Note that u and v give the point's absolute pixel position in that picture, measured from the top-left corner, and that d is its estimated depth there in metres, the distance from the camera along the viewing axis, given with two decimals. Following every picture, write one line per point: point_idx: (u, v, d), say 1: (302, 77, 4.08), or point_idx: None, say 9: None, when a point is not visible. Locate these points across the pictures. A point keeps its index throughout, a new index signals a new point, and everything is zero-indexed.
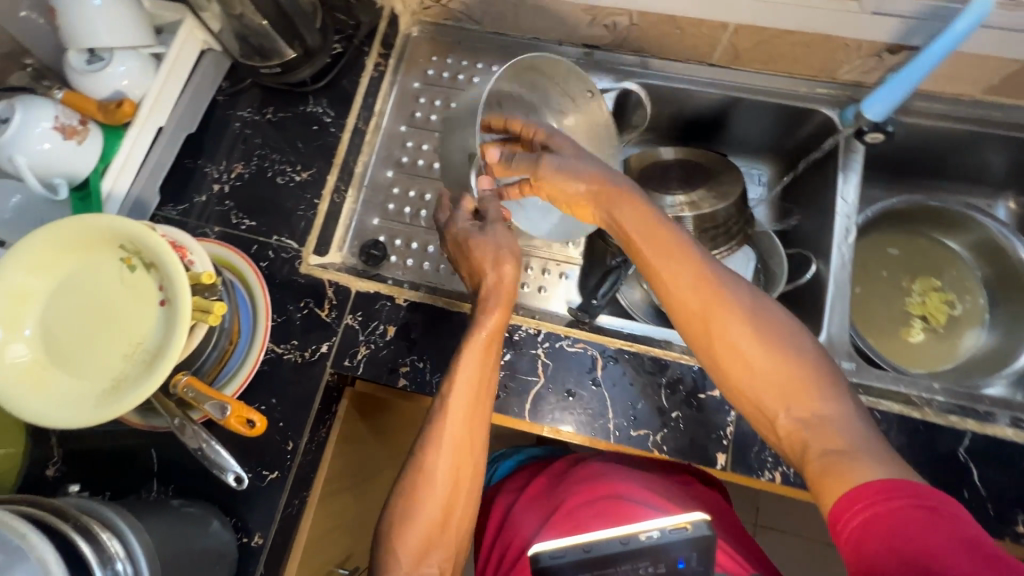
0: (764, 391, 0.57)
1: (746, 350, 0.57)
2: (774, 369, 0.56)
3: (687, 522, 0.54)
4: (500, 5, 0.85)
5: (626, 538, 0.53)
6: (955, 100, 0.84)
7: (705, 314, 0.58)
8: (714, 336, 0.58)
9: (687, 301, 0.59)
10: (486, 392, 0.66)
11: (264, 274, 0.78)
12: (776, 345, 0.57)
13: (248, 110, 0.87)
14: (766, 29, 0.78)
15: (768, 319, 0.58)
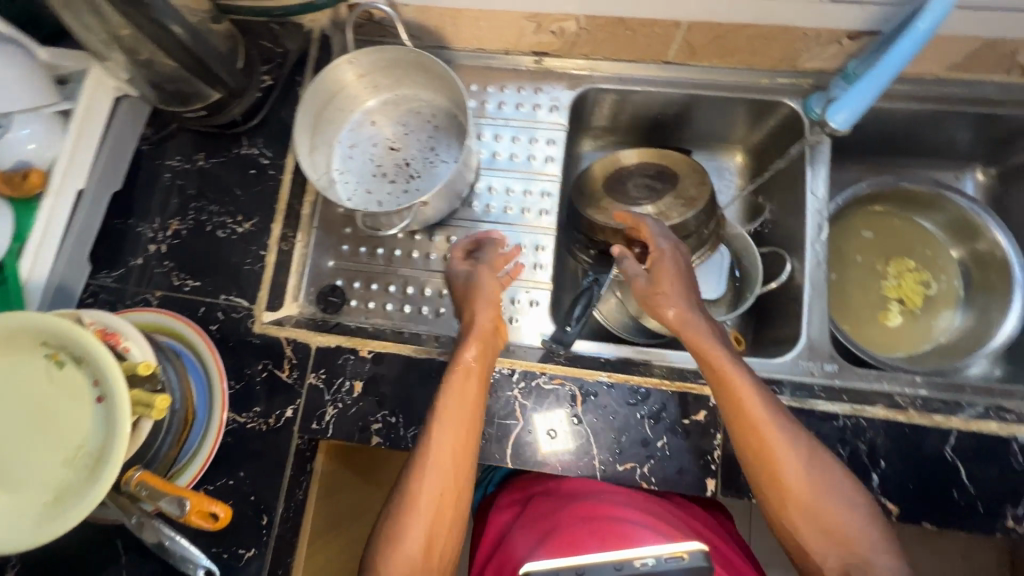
0: (811, 525, 0.59)
1: (804, 484, 0.59)
2: (823, 507, 0.58)
3: (684, 552, 0.55)
4: (438, 19, 0.79)
5: (620, 563, 0.55)
6: (919, 80, 0.81)
7: (770, 439, 0.60)
8: (773, 466, 0.60)
9: (755, 423, 0.60)
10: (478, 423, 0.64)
11: (216, 338, 0.73)
12: (831, 485, 0.59)
13: (177, 158, 0.80)
14: (719, 24, 0.74)
15: (820, 458, 0.60)
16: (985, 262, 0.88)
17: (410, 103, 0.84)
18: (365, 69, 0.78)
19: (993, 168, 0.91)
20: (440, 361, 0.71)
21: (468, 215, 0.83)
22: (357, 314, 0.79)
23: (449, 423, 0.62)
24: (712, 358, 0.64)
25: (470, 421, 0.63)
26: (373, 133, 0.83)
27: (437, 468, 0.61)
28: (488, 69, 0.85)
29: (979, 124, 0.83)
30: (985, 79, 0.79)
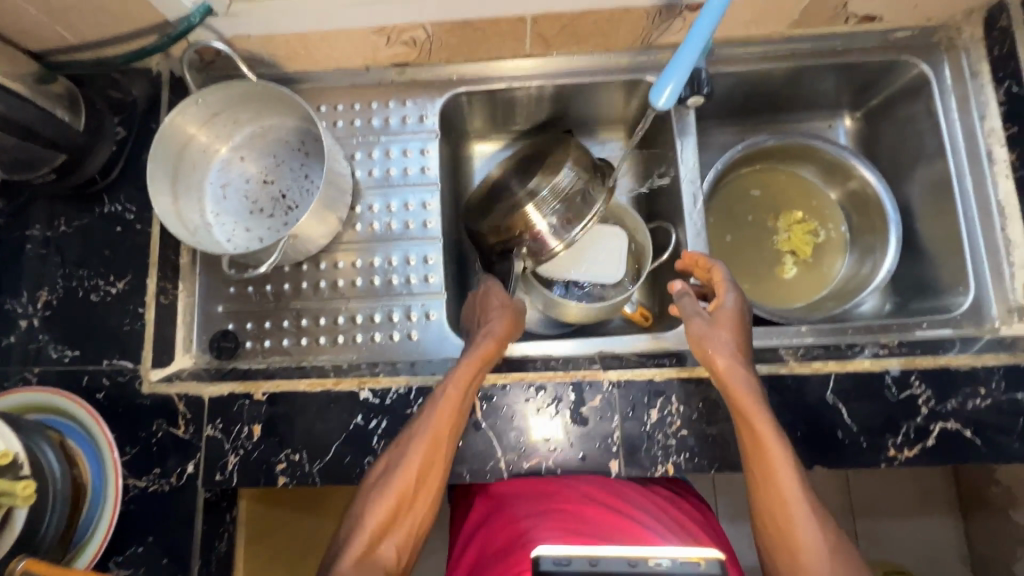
0: None
1: (817, 555, 0.54)
2: None
3: (700, 556, 0.44)
4: (285, 45, 0.77)
5: (634, 559, 0.43)
6: (769, 41, 0.83)
7: (786, 497, 0.56)
8: (786, 527, 0.56)
9: (776, 480, 0.57)
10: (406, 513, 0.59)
11: (104, 405, 0.71)
12: (852, 567, 0.54)
13: (36, 226, 0.76)
14: (563, 14, 0.74)
15: (840, 533, 0.55)
16: (862, 204, 0.92)
17: (276, 133, 0.82)
18: (216, 108, 0.76)
19: (860, 112, 0.94)
20: (336, 391, 0.70)
21: (355, 238, 0.82)
22: (254, 355, 0.78)
23: (423, 454, 0.60)
24: (754, 413, 0.59)
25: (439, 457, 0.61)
26: (245, 169, 0.81)
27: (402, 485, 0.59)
28: (353, 87, 0.84)
29: (833, 73, 0.86)
30: (829, 31, 0.81)
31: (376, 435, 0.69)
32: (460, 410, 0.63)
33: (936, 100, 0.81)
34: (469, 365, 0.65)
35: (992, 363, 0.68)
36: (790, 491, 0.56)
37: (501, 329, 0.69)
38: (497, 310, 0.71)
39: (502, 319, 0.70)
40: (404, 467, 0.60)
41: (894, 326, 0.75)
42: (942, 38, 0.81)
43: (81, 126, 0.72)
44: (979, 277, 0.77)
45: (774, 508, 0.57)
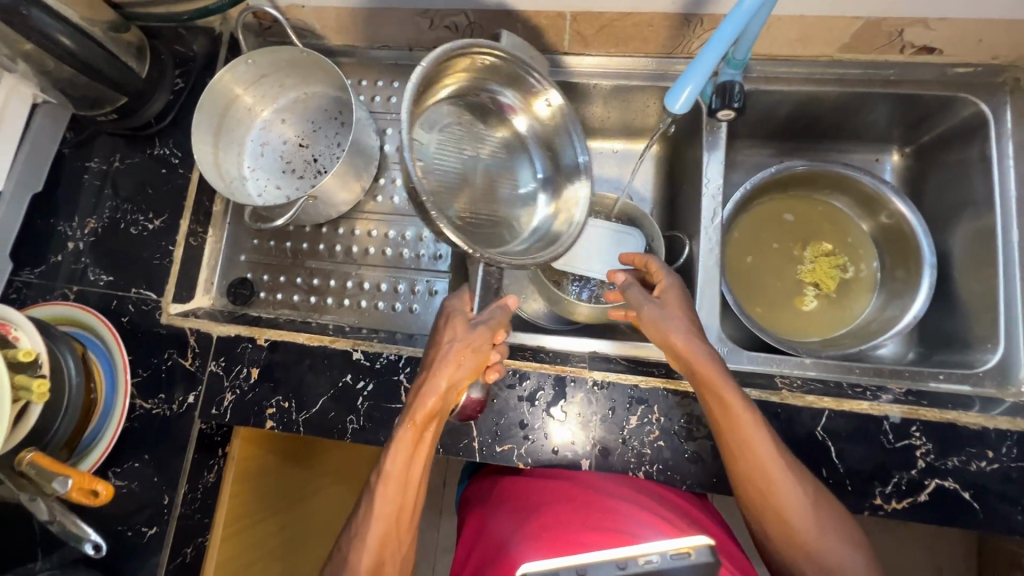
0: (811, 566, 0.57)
1: (807, 521, 0.57)
2: (819, 544, 0.57)
3: (689, 547, 0.46)
4: (336, 18, 0.81)
5: (624, 561, 0.45)
6: (816, 62, 0.80)
7: (768, 475, 0.57)
8: (773, 502, 0.58)
9: (758, 461, 0.58)
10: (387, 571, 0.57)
11: (127, 329, 0.77)
12: (831, 520, 0.57)
13: (95, 160, 0.84)
14: (602, 14, 0.74)
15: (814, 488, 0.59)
16: (898, 243, 0.86)
17: (317, 101, 0.86)
18: (265, 70, 0.81)
19: (909, 148, 0.89)
20: (331, 348, 0.74)
21: (375, 209, 0.85)
22: (266, 305, 0.83)
23: (390, 500, 0.58)
24: (722, 400, 0.59)
25: (406, 509, 0.59)
26: (284, 131, 0.86)
27: (386, 522, 0.57)
28: (394, 66, 0.88)
29: (882, 104, 0.82)
30: (882, 59, 0.78)
31: (361, 396, 0.72)
32: (409, 465, 0.59)
33: (990, 144, 0.76)
34: (409, 426, 0.59)
35: (1006, 426, 0.63)
36: (769, 468, 0.57)
37: (447, 377, 0.60)
38: (446, 351, 0.61)
39: (449, 361, 0.61)
40: (376, 507, 0.57)
41: (906, 373, 0.72)
42: (1007, 79, 0.76)
43: (144, 72, 0.79)
44: (1010, 336, 0.72)
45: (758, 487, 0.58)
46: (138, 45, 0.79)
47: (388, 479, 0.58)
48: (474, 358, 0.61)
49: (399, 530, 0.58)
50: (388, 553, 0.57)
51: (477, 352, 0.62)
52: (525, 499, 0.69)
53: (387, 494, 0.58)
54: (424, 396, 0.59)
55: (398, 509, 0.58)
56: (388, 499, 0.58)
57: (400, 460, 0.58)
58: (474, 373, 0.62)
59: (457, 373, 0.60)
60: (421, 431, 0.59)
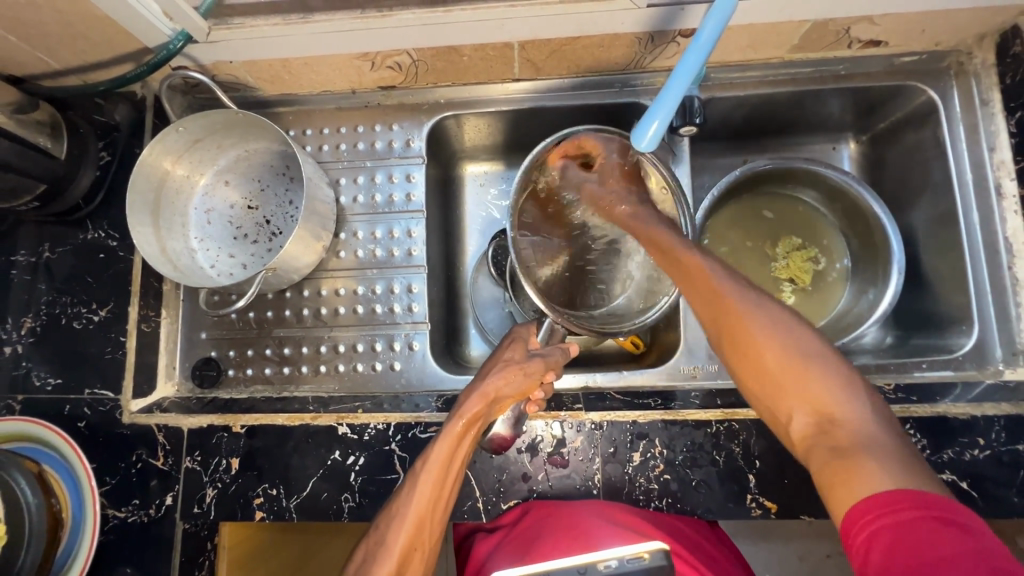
0: (787, 388, 0.49)
1: (772, 341, 0.51)
2: (772, 339, 0.51)
3: (645, 551, 0.53)
4: (268, 69, 0.75)
5: (583, 567, 0.53)
6: (767, 64, 0.79)
7: (737, 320, 0.53)
8: (738, 335, 0.53)
9: (723, 303, 0.55)
10: (431, 528, 0.57)
11: (85, 434, 0.71)
12: (803, 337, 0.51)
13: (20, 252, 0.76)
14: (550, 40, 0.70)
15: (793, 332, 0.51)
16: (865, 232, 0.87)
17: (260, 157, 0.81)
18: (198, 134, 0.75)
19: (865, 136, 0.90)
20: (313, 425, 0.70)
21: (339, 265, 0.81)
22: (236, 383, 0.79)
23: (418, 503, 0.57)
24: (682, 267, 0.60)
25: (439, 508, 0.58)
26: (228, 194, 0.80)
27: (413, 518, 0.56)
28: (340, 110, 0.84)
29: (836, 96, 0.82)
30: (832, 55, 0.78)
31: (352, 471, 0.68)
32: (451, 458, 0.59)
33: (943, 128, 0.77)
34: (453, 423, 0.59)
35: (992, 412, 0.65)
36: (729, 308, 0.54)
37: (495, 387, 0.61)
38: (498, 364, 0.63)
39: (503, 373, 0.62)
40: (407, 501, 0.57)
41: (891, 367, 0.73)
42: (952, 63, 0.77)
43: (62, 153, 0.72)
44: (983, 318, 0.74)
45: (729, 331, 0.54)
46: (51, 123, 0.71)
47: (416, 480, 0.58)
48: (525, 379, 0.63)
49: (435, 513, 0.57)
50: (415, 553, 0.55)
51: (529, 373, 0.63)
52: (540, 523, 0.66)
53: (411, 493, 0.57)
54: (467, 399, 0.61)
55: (433, 502, 0.57)
56: (422, 489, 0.57)
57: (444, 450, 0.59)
58: (518, 396, 0.63)
59: (507, 386, 0.62)
60: (465, 433, 0.59)
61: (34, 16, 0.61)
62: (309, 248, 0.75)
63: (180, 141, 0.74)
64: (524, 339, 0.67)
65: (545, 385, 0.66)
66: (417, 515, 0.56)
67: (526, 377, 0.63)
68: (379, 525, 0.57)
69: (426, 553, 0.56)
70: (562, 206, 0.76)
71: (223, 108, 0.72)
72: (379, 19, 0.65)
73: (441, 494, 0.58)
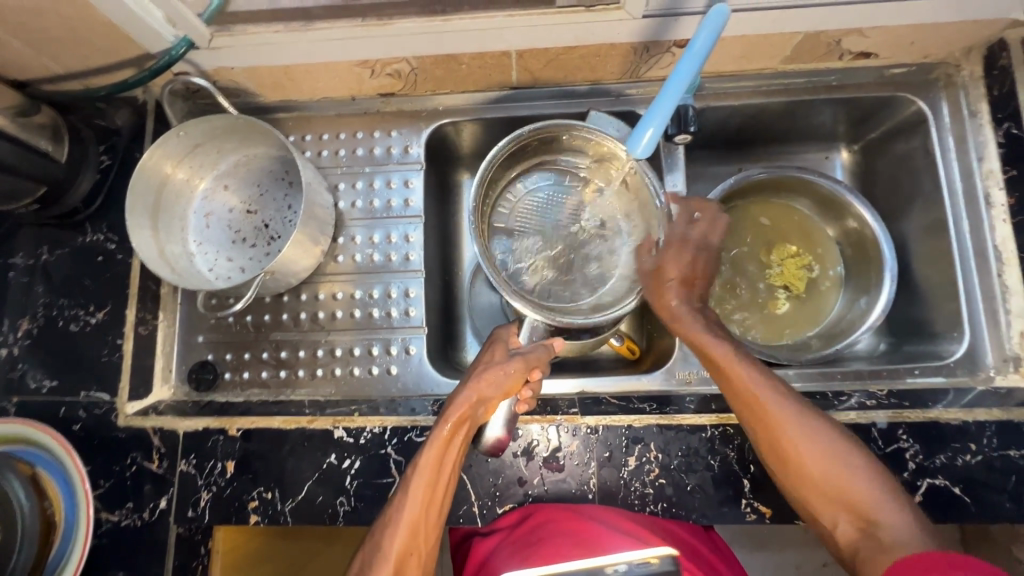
0: (824, 493, 0.58)
1: (818, 461, 0.59)
2: (814, 456, 0.59)
3: (655, 555, 0.49)
4: (269, 75, 0.76)
5: (591, 572, 0.49)
6: (760, 74, 0.81)
7: (774, 428, 0.60)
8: (773, 434, 0.60)
9: (758, 405, 0.61)
10: (427, 534, 0.58)
11: (80, 437, 0.71)
12: (845, 463, 0.58)
13: (18, 254, 0.76)
14: (547, 50, 0.72)
15: (831, 446, 0.59)
16: (857, 240, 0.89)
17: (260, 162, 0.81)
18: (198, 139, 0.75)
19: (857, 145, 0.91)
20: (310, 429, 0.70)
21: (337, 269, 0.82)
22: (232, 386, 0.79)
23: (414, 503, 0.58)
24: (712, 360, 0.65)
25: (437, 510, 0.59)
26: (227, 198, 0.81)
27: (409, 523, 0.57)
28: (339, 117, 0.85)
29: (828, 106, 0.83)
30: (824, 66, 0.79)
31: (348, 475, 0.68)
32: (441, 460, 0.60)
33: (933, 138, 0.79)
34: (439, 428, 0.60)
35: (984, 417, 0.66)
36: (765, 408, 0.61)
37: (478, 389, 0.62)
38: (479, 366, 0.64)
39: (484, 374, 0.62)
40: (399, 508, 0.58)
41: (884, 373, 0.74)
42: (940, 75, 0.79)
43: (63, 156, 0.72)
44: (973, 325, 0.75)
45: (767, 432, 0.61)
46: (52, 127, 0.72)
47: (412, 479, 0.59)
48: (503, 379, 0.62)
49: (431, 511, 0.59)
50: (412, 556, 0.57)
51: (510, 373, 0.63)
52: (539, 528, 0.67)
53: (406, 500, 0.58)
54: (452, 403, 0.62)
55: (427, 507, 0.59)
56: (414, 496, 0.58)
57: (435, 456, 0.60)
58: (503, 396, 0.63)
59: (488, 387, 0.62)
60: (452, 436, 0.60)
61: (38, 21, 0.62)
62: (308, 252, 0.76)
63: (181, 145, 0.74)
64: (505, 340, 0.67)
65: (532, 382, 0.65)
66: (410, 521, 0.58)
67: (505, 375, 0.62)
68: (374, 529, 0.59)
69: (423, 558, 0.58)
70: (525, 204, 0.79)
71: (224, 113, 0.73)
72: (378, 27, 0.67)
73: (433, 499, 0.59)
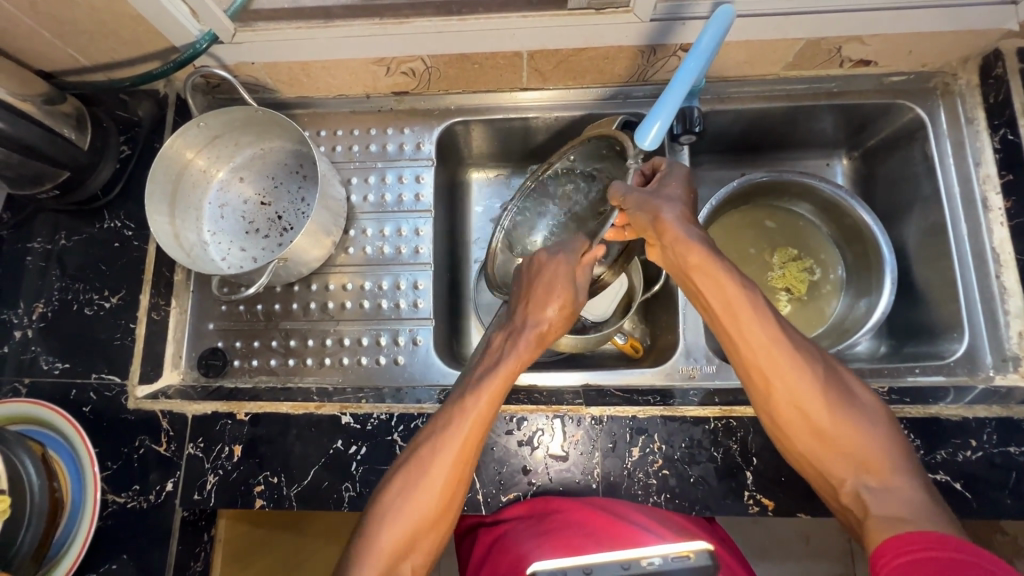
0: (830, 450, 0.56)
1: (821, 411, 0.56)
2: (820, 410, 0.56)
3: (689, 551, 0.56)
4: (288, 71, 0.78)
5: (626, 563, 0.55)
6: (763, 80, 0.83)
7: (779, 373, 0.57)
8: (775, 380, 0.57)
9: (767, 355, 0.58)
10: (459, 480, 0.60)
11: (90, 419, 0.72)
12: (853, 417, 0.56)
13: (37, 239, 0.78)
14: (558, 51, 0.74)
15: (837, 397, 0.57)
16: (858, 244, 0.90)
17: (275, 155, 0.83)
18: (217, 130, 0.78)
19: (857, 152, 0.93)
20: (317, 414, 0.71)
21: (347, 261, 0.83)
22: (241, 373, 0.80)
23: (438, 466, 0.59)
24: (718, 291, 0.61)
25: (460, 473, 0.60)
26: (243, 189, 0.83)
27: (450, 463, 0.59)
28: (354, 114, 0.87)
29: (829, 112, 0.86)
30: (825, 73, 0.82)
31: (354, 460, 0.69)
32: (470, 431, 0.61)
33: (931, 144, 0.81)
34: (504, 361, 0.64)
35: (984, 414, 0.67)
36: (773, 356, 0.58)
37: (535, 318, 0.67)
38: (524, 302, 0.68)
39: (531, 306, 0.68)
40: (437, 450, 0.60)
41: (885, 371, 0.75)
42: (938, 84, 0.81)
43: (86, 144, 0.75)
44: (974, 326, 0.75)
45: (770, 385, 0.58)
46: (76, 115, 0.74)
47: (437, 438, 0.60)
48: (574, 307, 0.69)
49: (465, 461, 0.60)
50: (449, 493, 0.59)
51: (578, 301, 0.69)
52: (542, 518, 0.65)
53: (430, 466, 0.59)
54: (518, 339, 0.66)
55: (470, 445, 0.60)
56: (450, 443, 0.60)
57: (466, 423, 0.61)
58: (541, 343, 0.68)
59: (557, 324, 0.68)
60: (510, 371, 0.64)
61: (71, 12, 0.65)
62: (320, 241, 0.77)
63: (200, 135, 0.77)
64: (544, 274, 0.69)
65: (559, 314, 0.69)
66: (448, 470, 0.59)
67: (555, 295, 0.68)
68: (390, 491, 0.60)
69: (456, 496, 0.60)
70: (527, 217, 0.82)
71: (244, 106, 0.76)
72: (396, 25, 0.70)
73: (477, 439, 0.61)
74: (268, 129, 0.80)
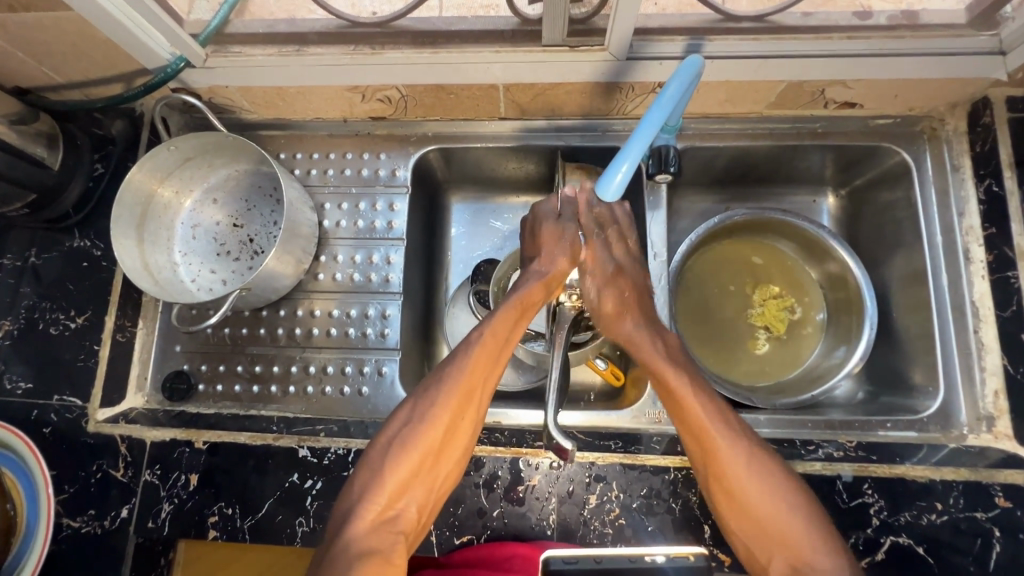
0: (763, 534, 0.59)
1: (755, 493, 0.59)
2: (758, 493, 0.59)
3: (688, 551, 0.56)
4: (262, 94, 0.77)
5: (634, 556, 0.55)
6: (746, 117, 0.82)
7: (714, 453, 0.60)
8: (715, 459, 0.60)
9: (703, 432, 0.61)
10: (464, 416, 0.62)
11: (49, 441, 0.72)
12: (789, 499, 0.59)
13: (8, 255, 0.78)
14: (533, 85, 0.73)
15: (770, 474, 0.59)
16: (840, 286, 0.88)
17: (248, 178, 0.83)
18: (189, 153, 0.77)
19: (844, 191, 0.91)
20: (275, 446, 0.70)
21: (318, 287, 0.83)
22: (205, 399, 0.79)
23: (448, 403, 0.61)
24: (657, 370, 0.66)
25: (468, 415, 0.62)
26: (215, 212, 0.82)
27: (454, 396, 0.62)
28: (331, 137, 0.86)
29: (813, 151, 0.84)
30: (809, 113, 0.80)
31: (309, 495, 0.68)
32: (482, 368, 0.64)
33: (915, 190, 0.79)
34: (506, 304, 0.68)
35: (950, 477, 0.65)
36: (707, 434, 0.61)
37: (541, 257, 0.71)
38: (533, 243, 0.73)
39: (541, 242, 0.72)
40: (443, 385, 0.62)
41: (856, 424, 0.72)
42: (925, 128, 0.80)
43: (57, 164, 0.74)
44: (948, 382, 0.73)
45: (706, 460, 0.61)
46: (48, 134, 0.74)
47: (451, 377, 0.63)
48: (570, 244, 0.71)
49: (468, 405, 0.63)
50: (458, 422, 0.62)
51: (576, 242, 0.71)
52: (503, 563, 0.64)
53: (441, 408, 0.61)
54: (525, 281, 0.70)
55: (476, 378, 0.64)
56: (459, 379, 0.63)
57: (478, 366, 0.64)
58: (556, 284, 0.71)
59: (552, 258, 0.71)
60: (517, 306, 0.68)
61: (39, 34, 0.65)
62: (288, 268, 0.77)
63: (170, 157, 0.76)
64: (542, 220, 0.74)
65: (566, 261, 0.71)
66: (453, 408, 0.62)
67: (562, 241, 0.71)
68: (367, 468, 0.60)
69: (466, 428, 0.63)
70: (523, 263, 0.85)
71: (216, 130, 0.75)
72: (369, 56, 0.70)
73: (483, 368, 0.64)
74: (241, 152, 0.79)
